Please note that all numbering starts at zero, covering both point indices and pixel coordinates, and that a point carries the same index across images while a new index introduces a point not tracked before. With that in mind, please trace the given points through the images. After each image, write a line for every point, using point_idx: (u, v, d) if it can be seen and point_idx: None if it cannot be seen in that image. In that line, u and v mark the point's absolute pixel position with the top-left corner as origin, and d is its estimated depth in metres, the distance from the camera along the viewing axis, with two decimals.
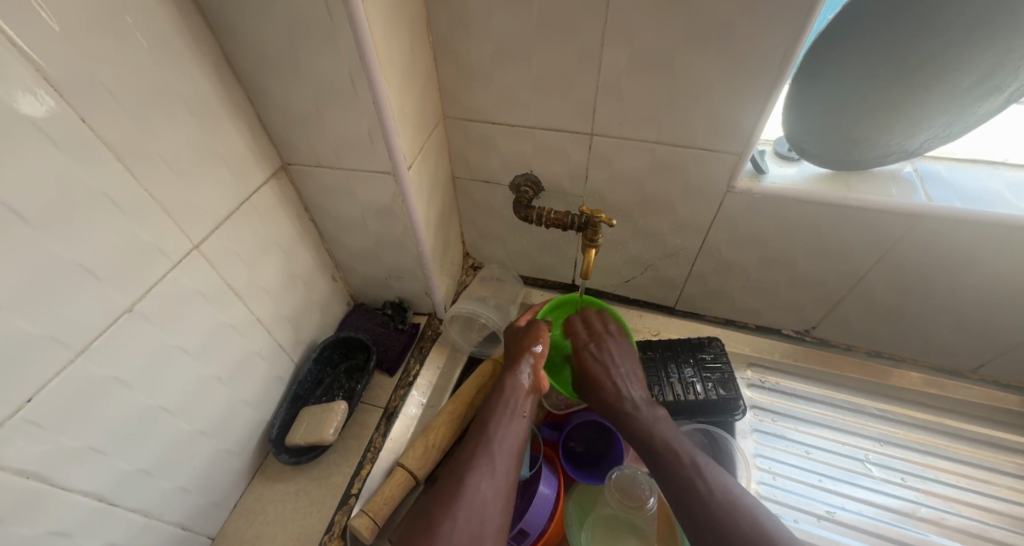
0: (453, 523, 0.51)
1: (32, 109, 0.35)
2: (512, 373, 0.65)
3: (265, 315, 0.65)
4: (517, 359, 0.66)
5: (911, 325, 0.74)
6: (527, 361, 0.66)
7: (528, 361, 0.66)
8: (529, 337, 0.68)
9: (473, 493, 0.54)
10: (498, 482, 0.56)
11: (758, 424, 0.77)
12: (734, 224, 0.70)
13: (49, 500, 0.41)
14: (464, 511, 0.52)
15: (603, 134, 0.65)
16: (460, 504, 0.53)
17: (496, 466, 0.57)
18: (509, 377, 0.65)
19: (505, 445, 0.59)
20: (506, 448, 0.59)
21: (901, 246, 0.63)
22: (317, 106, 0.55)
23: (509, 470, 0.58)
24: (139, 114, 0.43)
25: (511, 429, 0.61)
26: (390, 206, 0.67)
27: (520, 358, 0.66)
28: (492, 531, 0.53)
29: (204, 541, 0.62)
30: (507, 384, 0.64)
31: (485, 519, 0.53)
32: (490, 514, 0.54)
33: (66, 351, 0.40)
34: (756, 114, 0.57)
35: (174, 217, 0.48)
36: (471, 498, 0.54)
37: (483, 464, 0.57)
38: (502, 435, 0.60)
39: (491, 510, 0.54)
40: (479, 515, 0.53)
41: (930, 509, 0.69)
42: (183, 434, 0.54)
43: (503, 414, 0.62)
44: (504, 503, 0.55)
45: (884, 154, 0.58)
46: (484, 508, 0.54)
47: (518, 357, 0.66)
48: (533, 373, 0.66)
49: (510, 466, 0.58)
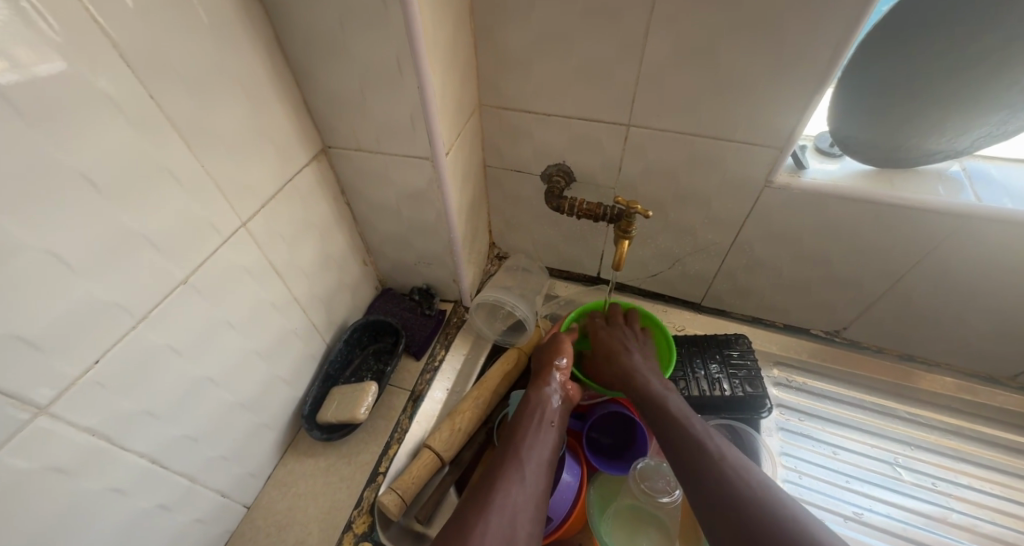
0: (486, 525, 0.51)
1: (106, 85, 0.36)
2: (540, 387, 0.68)
3: (301, 295, 0.67)
4: (544, 376, 0.69)
5: (948, 329, 0.72)
6: (555, 377, 0.69)
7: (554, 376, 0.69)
8: (552, 352, 0.72)
9: (505, 498, 0.54)
10: (529, 492, 0.56)
11: (784, 423, 0.77)
12: (769, 220, 0.69)
13: (109, 459, 0.43)
14: (498, 513, 0.53)
15: (640, 126, 0.65)
16: (492, 507, 0.53)
17: (527, 474, 0.58)
18: (537, 390, 0.68)
19: (535, 453, 0.60)
20: (536, 456, 0.60)
21: (944, 246, 0.62)
22: (362, 90, 0.56)
23: (540, 477, 0.58)
24: (199, 92, 0.44)
25: (541, 440, 0.62)
26: (426, 192, 0.68)
27: (547, 375, 0.69)
28: (524, 536, 0.52)
29: (240, 510, 0.64)
30: (533, 398, 0.67)
31: (517, 523, 0.53)
32: (522, 521, 0.53)
33: (129, 318, 0.42)
34: (800, 107, 0.56)
35: (225, 194, 0.50)
36: (502, 503, 0.54)
37: (514, 470, 0.58)
38: (532, 445, 0.61)
39: (523, 517, 0.54)
40: (512, 520, 0.53)
41: (961, 515, 0.68)
42: (225, 404, 0.56)
43: (532, 424, 0.63)
44: (535, 511, 0.55)
45: (931, 153, 0.57)
46: (516, 513, 0.53)
47: (545, 374, 0.70)
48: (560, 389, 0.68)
49: (540, 475, 0.59)
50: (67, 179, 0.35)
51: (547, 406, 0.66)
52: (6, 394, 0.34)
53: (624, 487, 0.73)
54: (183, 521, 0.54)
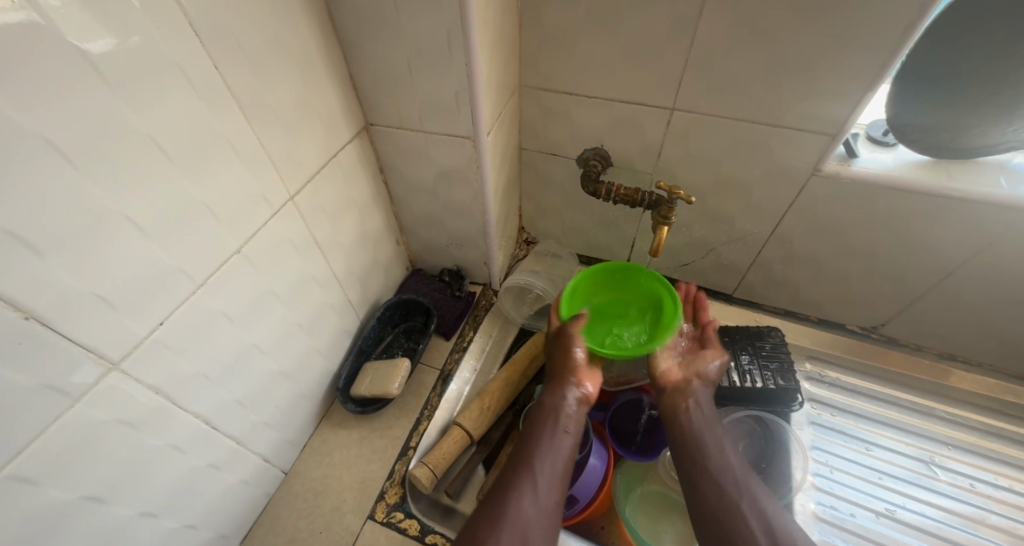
0: (497, 537, 0.50)
1: (179, 54, 0.37)
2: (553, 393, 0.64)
3: (340, 270, 0.68)
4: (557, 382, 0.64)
5: (994, 327, 0.71)
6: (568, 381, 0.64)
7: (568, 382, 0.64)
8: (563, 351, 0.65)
9: (517, 511, 0.53)
10: (541, 507, 0.54)
11: (816, 417, 0.76)
12: (814, 210, 0.68)
13: (170, 417, 0.45)
14: (508, 530, 0.51)
15: (685, 110, 0.64)
16: (505, 520, 0.52)
17: (539, 486, 0.55)
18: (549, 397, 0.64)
19: (546, 467, 0.57)
20: (548, 469, 0.57)
21: (998, 243, 0.60)
22: (409, 67, 0.56)
23: (552, 489, 0.56)
24: (257, 64, 0.45)
25: (554, 453, 0.59)
26: (465, 171, 0.68)
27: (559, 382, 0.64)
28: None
29: (279, 475, 0.66)
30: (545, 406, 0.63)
31: (530, 536, 0.52)
32: (534, 536, 0.52)
33: (189, 283, 0.43)
34: (857, 92, 0.54)
35: (276, 165, 0.51)
36: (513, 515, 0.53)
37: (524, 483, 0.55)
38: (545, 456, 0.58)
39: (535, 532, 0.52)
40: (524, 532, 0.52)
41: (1001, 517, 0.66)
42: (270, 373, 0.58)
43: (545, 435, 0.60)
44: (551, 526, 0.54)
45: (997, 142, 0.55)
46: (527, 526, 0.52)
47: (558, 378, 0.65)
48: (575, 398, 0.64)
49: (555, 488, 0.56)
50: (142, 144, 0.37)
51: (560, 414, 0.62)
52: (84, 346, 0.36)
53: (650, 475, 0.74)
54: (229, 481, 0.56)
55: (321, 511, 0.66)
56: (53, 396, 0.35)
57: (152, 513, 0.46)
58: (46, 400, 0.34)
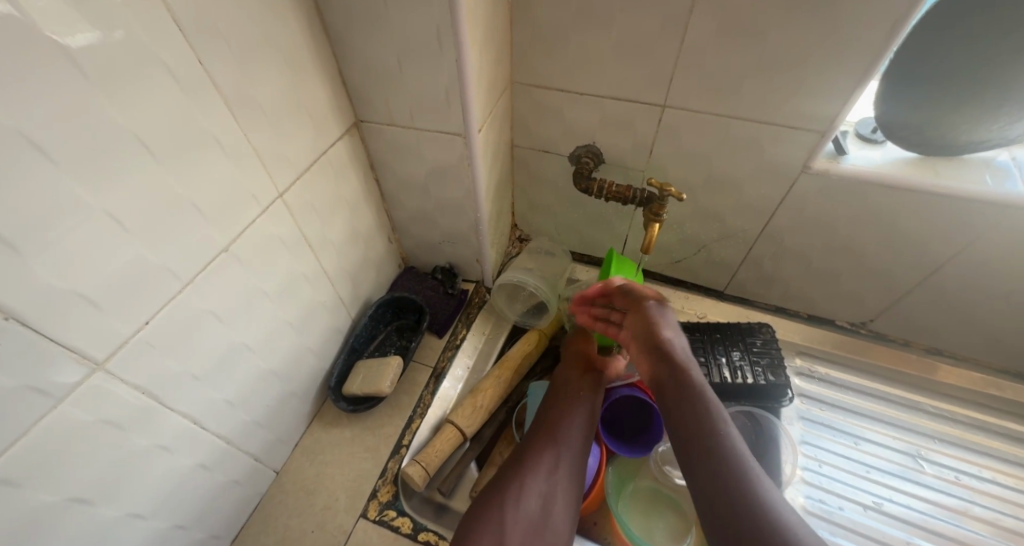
0: (526, 484, 0.56)
1: (163, 49, 0.37)
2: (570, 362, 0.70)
3: (331, 268, 0.68)
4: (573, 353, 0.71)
5: (980, 322, 0.72)
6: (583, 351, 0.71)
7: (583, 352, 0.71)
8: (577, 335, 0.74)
9: (545, 460, 0.58)
10: (565, 455, 0.60)
11: (805, 412, 0.76)
12: (803, 207, 0.68)
13: (157, 417, 0.44)
14: (532, 474, 0.57)
15: (677, 107, 0.64)
16: (528, 467, 0.58)
17: (564, 438, 0.61)
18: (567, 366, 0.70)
19: (567, 419, 0.63)
20: (569, 422, 0.62)
21: (983, 240, 0.61)
22: (399, 63, 0.56)
23: (574, 439, 0.61)
24: (243, 59, 0.44)
25: (576, 409, 0.64)
26: (457, 168, 0.68)
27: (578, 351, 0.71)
28: (564, 493, 0.57)
29: (271, 474, 0.66)
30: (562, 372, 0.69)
31: (556, 482, 0.58)
32: (559, 481, 0.58)
33: (176, 282, 0.43)
34: (846, 90, 0.55)
35: (265, 162, 0.50)
36: (541, 463, 0.58)
37: (546, 434, 0.61)
38: (570, 412, 0.63)
39: (561, 477, 0.58)
40: (551, 479, 0.57)
41: (984, 509, 0.67)
42: (260, 372, 0.57)
43: (564, 395, 0.66)
44: (575, 471, 0.59)
45: (982, 140, 0.56)
46: (554, 474, 0.58)
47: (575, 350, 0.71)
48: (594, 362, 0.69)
49: (579, 438, 0.61)
50: (126, 142, 0.36)
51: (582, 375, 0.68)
52: (66, 346, 0.36)
53: (643, 470, 0.75)
54: (219, 481, 0.55)
55: (313, 510, 0.65)
56: (37, 397, 0.34)
57: (140, 514, 0.46)
58: (29, 401, 0.34)
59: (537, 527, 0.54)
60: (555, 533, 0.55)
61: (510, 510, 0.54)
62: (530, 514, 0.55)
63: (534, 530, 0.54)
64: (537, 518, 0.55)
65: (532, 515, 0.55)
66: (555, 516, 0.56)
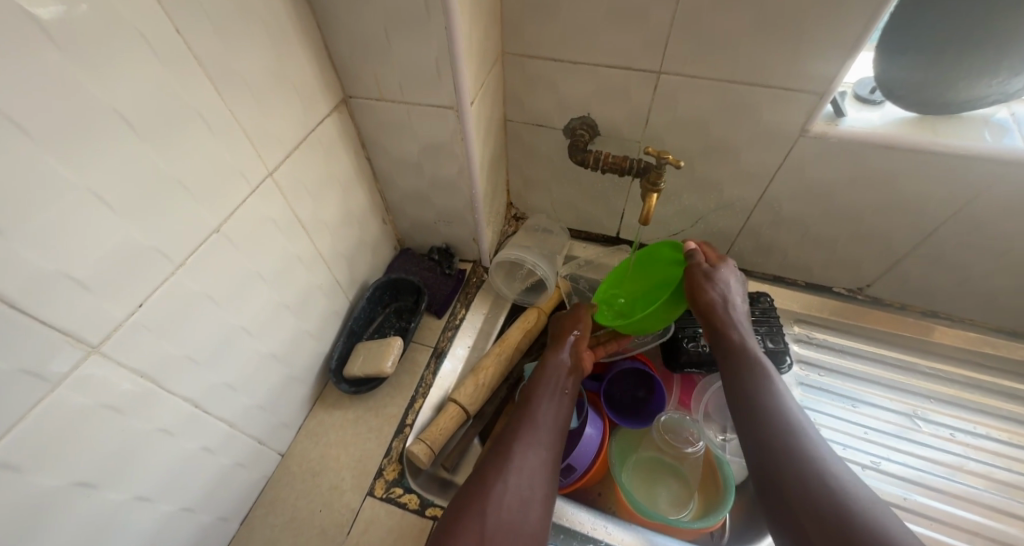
0: (504, 486, 0.53)
1: (138, 19, 0.36)
2: (555, 351, 0.69)
3: (326, 250, 0.67)
4: (559, 342, 0.70)
5: (975, 282, 0.72)
6: (569, 344, 0.70)
7: (569, 342, 0.70)
8: (572, 322, 0.72)
9: (523, 461, 0.56)
10: (543, 456, 0.57)
11: (804, 378, 0.77)
12: (801, 172, 0.67)
13: (156, 401, 0.44)
14: (514, 477, 0.54)
15: (673, 73, 0.63)
16: (510, 470, 0.55)
17: (543, 437, 0.59)
18: (551, 355, 0.68)
19: (548, 417, 0.61)
20: (550, 420, 0.61)
21: (981, 198, 0.61)
22: (387, 34, 0.54)
23: (554, 439, 0.59)
24: (222, 31, 0.43)
25: (554, 406, 0.62)
26: (449, 143, 0.66)
27: (561, 341, 0.70)
28: (542, 496, 0.54)
29: (275, 457, 0.66)
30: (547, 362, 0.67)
31: (534, 485, 0.55)
32: (537, 484, 0.55)
33: (167, 265, 0.42)
34: (844, 50, 0.54)
35: (252, 140, 0.49)
36: (519, 465, 0.55)
37: (529, 433, 0.59)
38: (547, 409, 0.62)
39: (539, 480, 0.55)
40: (529, 480, 0.55)
41: (979, 464, 0.69)
42: (259, 355, 0.57)
43: (545, 391, 0.64)
44: (552, 472, 0.57)
45: (981, 97, 0.55)
46: (533, 475, 0.55)
47: (560, 341, 0.70)
48: (573, 352, 0.69)
49: (556, 438, 0.60)
50: (103, 116, 0.35)
51: (560, 368, 0.67)
52: (59, 329, 0.35)
53: (645, 441, 0.75)
54: (224, 464, 0.55)
55: (319, 490, 0.65)
56: (31, 381, 0.34)
57: (147, 497, 0.46)
58: (24, 386, 0.33)
59: (515, 531, 0.50)
60: (534, 538, 0.51)
61: (489, 516, 0.51)
62: (509, 519, 0.51)
63: (514, 535, 0.50)
64: (517, 523, 0.51)
65: (512, 520, 0.51)
66: (533, 518, 0.52)
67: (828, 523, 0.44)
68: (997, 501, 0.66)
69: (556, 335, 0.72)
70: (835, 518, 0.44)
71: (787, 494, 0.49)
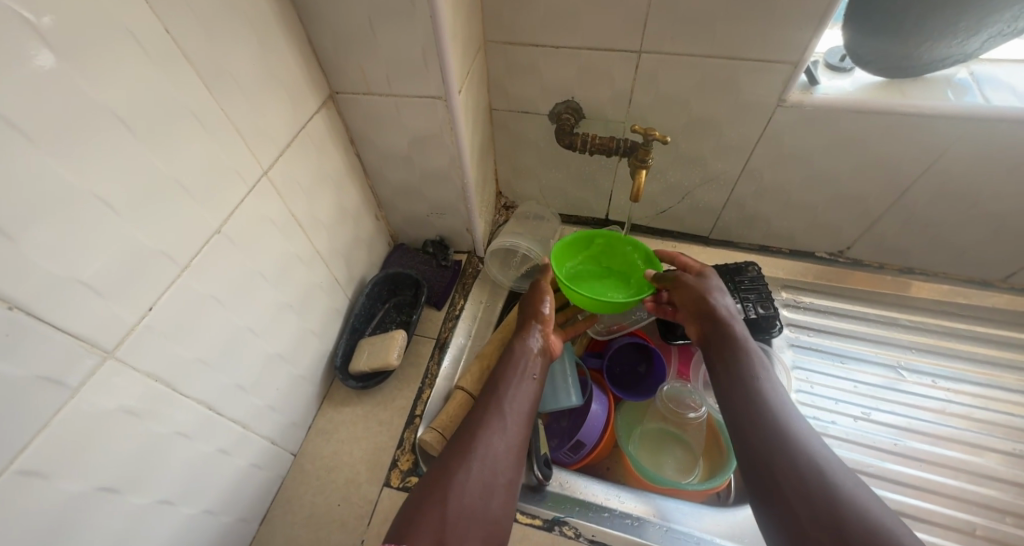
0: (467, 473, 0.50)
1: (128, 20, 0.36)
2: (523, 336, 0.66)
3: (323, 249, 0.67)
4: (527, 326, 0.68)
5: (947, 236, 0.76)
6: (537, 327, 0.67)
7: (537, 327, 0.67)
8: (538, 302, 0.69)
9: (486, 448, 0.53)
10: (509, 441, 0.55)
11: (794, 339, 0.81)
12: (780, 142, 0.70)
13: (171, 404, 0.44)
14: (477, 464, 0.51)
15: (653, 52, 0.64)
16: (473, 457, 0.52)
17: (508, 423, 0.56)
18: (519, 339, 0.66)
19: (515, 402, 0.59)
20: (518, 405, 0.58)
21: (948, 155, 0.64)
22: (372, 28, 0.55)
23: (521, 425, 0.57)
24: (210, 29, 0.43)
25: (521, 392, 0.60)
26: (439, 134, 0.67)
27: (529, 324, 0.68)
28: (505, 483, 0.52)
29: (288, 457, 0.66)
30: (515, 347, 0.65)
31: (498, 471, 0.52)
32: (501, 471, 0.52)
33: (173, 267, 0.42)
34: (814, 21, 0.56)
35: (248, 141, 0.50)
36: (483, 452, 0.52)
37: (495, 418, 0.56)
38: (513, 395, 0.59)
39: (503, 468, 0.53)
40: (493, 467, 0.52)
41: (959, 406, 0.73)
42: (266, 355, 0.57)
43: (513, 374, 0.61)
44: (516, 459, 0.54)
45: (941, 58, 0.59)
46: (497, 462, 0.52)
47: (527, 325, 0.68)
48: (542, 336, 0.67)
49: (521, 425, 0.57)
50: (102, 120, 0.35)
51: (529, 353, 0.64)
52: (74, 334, 0.35)
53: (648, 412, 0.77)
54: (240, 465, 0.56)
55: (336, 485, 0.66)
56: (51, 388, 0.34)
57: (169, 500, 0.46)
58: (43, 391, 0.33)
59: (477, 521, 0.48)
60: (496, 527, 0.49)
61: (450, 505, 0.47)
62: (470, 507, 0.48)
63: (477, 523, 0.48)
64: (479, 510, 0.49)
65: (474, 508, 0.48)
66: (496, 506, 0.50)
67: (808, 504, 0.45)
68: (979, 438, 0.70)
69: (523, 318, 0.69)
70: (829, 510, 0.44)
71: (759, 456, 0.51)
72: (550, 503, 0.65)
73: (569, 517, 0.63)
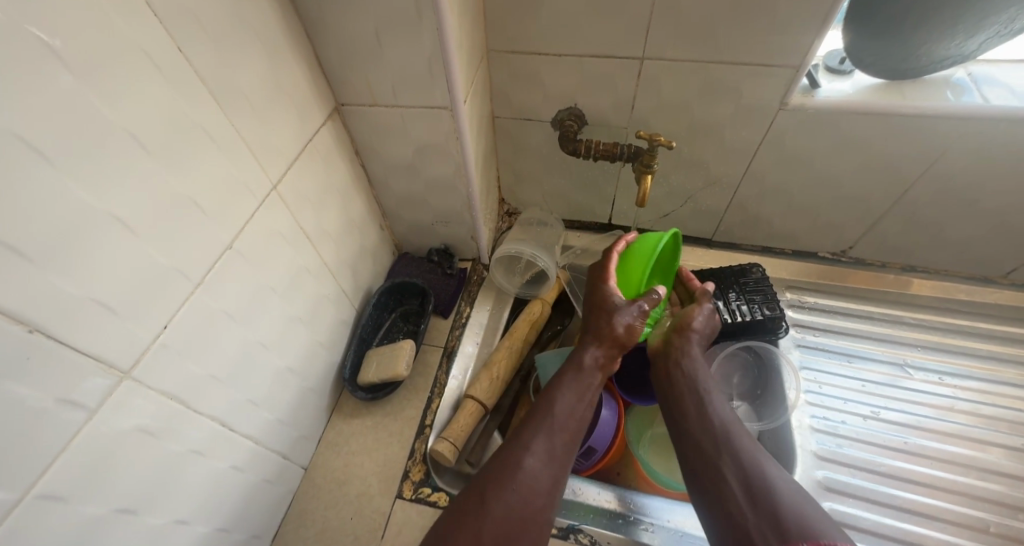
0: (505, 504, 0.46)
1: (142, 39, 0.35)
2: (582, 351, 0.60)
3: (331, 260, 0.67)
4: (594, 338, 0.61)
5: (949, 233, 0.77)
6: (598, 342, 0.61)
7: (601, 342, 0.60)
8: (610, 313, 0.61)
9: (527, 477, 0.48)
10: (551, 470, 0.50)
11: (801, 340, 0.81)
12: (782, 145, 0.71)
13: (185, 422, 0.44)
14: (515, 494, 0.47)
15: (654, 59, 0.65)
16: (511, 486, 0.47)
17: (553, 449, 0.51)
18: (578, 355, 0.60)
19: (563, 427, 0.53)
20: (565, 430, 0.53)
21: (948, 155, 0.65)
22: (378, 40, 0.55)
23: (566, 452, 0.52)
24: (220, 45, 0.43)
25: (570, 415, 0.55)
26: (444, 144, 0.67)
27: (596, 338, 0.61)
28: (543, 515, 0.48)
29: (299, 471, 0.66)
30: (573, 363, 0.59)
31: (537, 504, 0.48)
32: (540, 503, 0.48)
33: (187, 283, 0.42)
34: (815, 25, 0.57)
35: (257, 155, 0.50)
36: (523, 482, 0.48)
37: (540, 443, 0.51)
38: (562, 417, 0.54)
39: (543, 500, 0.48)
40: (530, 500, 0.47)
41: (966, 402, 0.74)
42: (277, 369, 0.57)
43: (565, 395, 0.56)
44: (557, 489, 0.50)
45: (940, 59, 0.60)
46: (537, 492, 0.48)
47: (590, 338, 0.61)
48: (605, 354, 0.60)
49: (565, 451, 0.52)
50: (117, 139, 0.35)
51: (582, 368, 0.59)
52: (92, 356, 0.35)
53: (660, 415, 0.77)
54: (253, 481, 0.55)
55: (348, 498, 0.65)
56: (69, 410, 0.33)
57: (184, 520, 0.45)
58: (60, 415, 0.33)
59: None
60: None
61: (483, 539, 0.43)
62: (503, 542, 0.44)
63: None
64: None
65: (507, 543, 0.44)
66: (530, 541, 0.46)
67: (744, 494, 0.47)
68: (987, 434, 0.71)
69: (592, 327, 0.62)
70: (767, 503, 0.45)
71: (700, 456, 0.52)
72: (565, 512, 0.66)
73: (583, 524, 0.63)
